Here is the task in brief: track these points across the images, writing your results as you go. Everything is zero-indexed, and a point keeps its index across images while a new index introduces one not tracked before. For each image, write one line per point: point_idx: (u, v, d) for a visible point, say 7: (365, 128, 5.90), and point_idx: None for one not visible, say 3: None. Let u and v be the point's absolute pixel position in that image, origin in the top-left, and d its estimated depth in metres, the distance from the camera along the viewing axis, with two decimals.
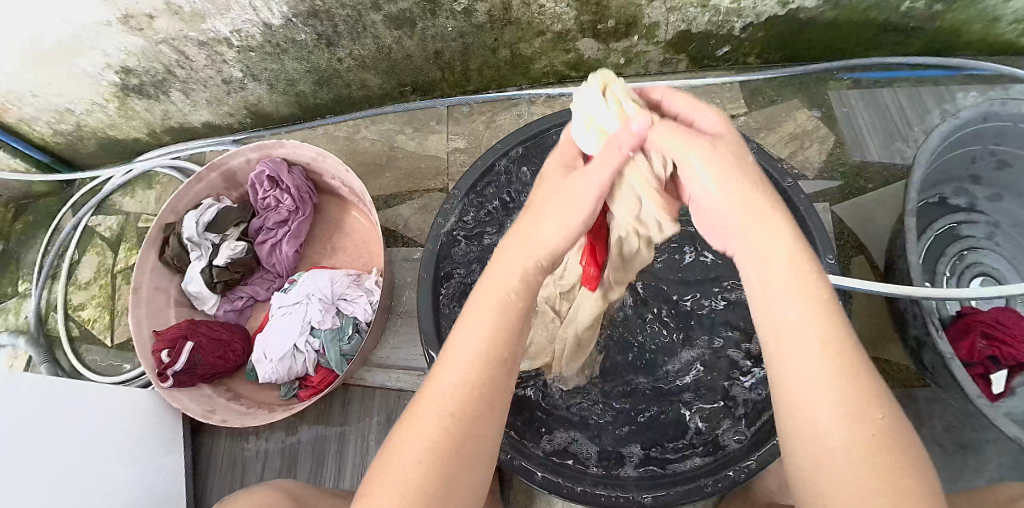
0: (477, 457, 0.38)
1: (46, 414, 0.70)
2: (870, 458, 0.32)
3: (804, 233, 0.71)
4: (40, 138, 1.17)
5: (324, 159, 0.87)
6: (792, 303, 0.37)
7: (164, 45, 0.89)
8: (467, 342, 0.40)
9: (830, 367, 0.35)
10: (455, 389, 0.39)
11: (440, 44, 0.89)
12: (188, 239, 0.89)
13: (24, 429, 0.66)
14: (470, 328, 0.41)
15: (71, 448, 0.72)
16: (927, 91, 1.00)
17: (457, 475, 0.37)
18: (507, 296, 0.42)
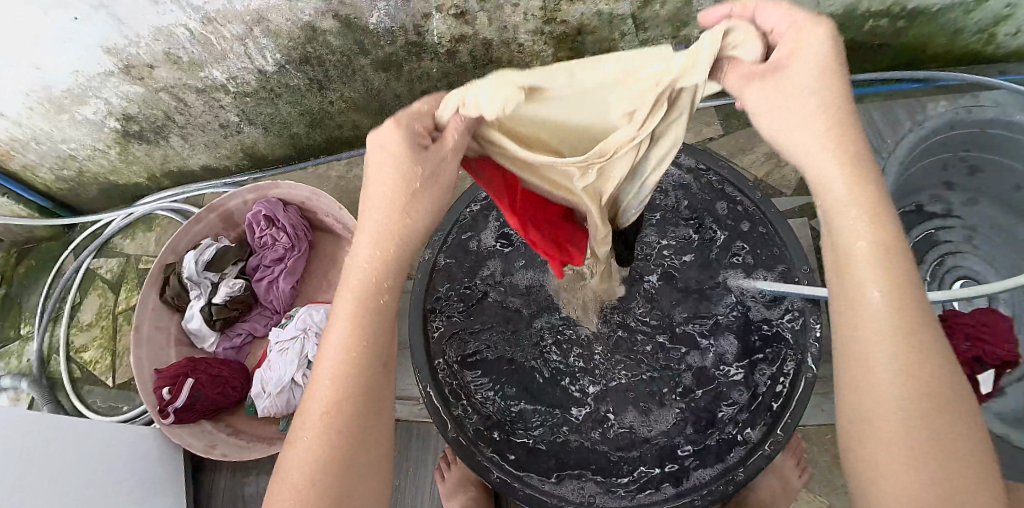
0: (377, 445, 0.41)
1: (56, 452, 0.72)
2: (923, 431, 0.32)
3: (778, 251, 0.75)
4: (44, 185, 1.21)
5: (318, 197, 0.91)
6: (874, 281, 0.34)
7: (163, 93, 0.94)
8: (338, 334, 0.41)
9: (893, 334, 0.33)
10: (329, 391, 0.39)
11: (426, 84, 0.94)
12: (188, 278, 0.92)
13: (36, 465, 0.68)
14: (339, 316, 0.41)
15: (69, 478, 0.72)
16: (898, 104, 1.04)
17: (354, 472, 0.39)
18: (374, 275, 0.42)
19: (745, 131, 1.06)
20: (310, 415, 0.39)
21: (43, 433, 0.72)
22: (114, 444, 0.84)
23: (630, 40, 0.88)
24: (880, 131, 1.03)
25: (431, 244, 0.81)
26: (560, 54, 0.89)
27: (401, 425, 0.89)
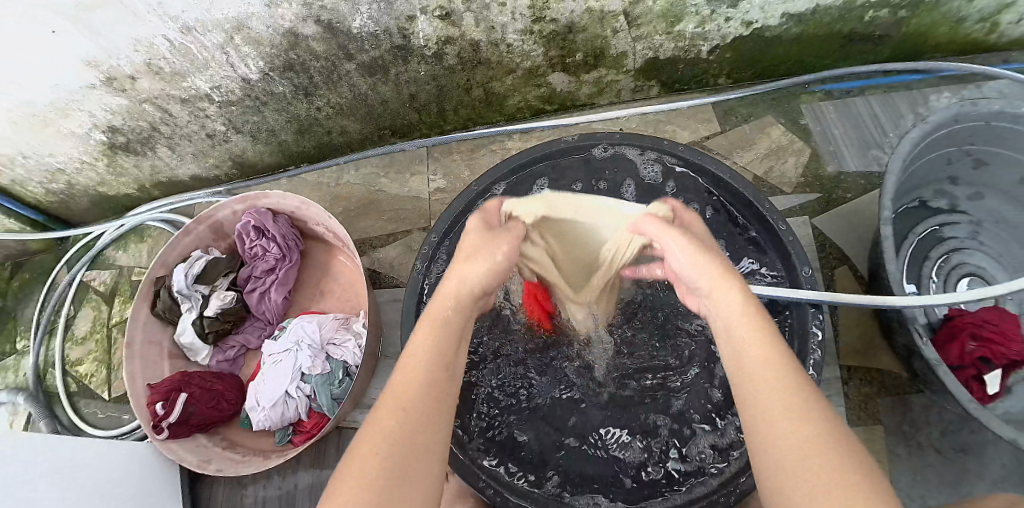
0: (425, 463, 0.37)
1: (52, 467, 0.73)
2: (839, 456, 0.33)
3: (780, 250, 0.75)
4: (34, 198, 1.20)
5: (308, 207, 0.89)
6: (757, 355, 0.42)
7: (148, 103, 0.92)
8: (417, 348, 0.45)
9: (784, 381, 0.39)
10: (416, 390, 0.41)
11: (415, 88, 0.92)
12: (178, 292, 0.91)
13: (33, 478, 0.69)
14: (423, 338, 0.46)
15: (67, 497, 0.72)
16: (900, 96, 1.01)
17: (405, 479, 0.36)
18: (446, 311, 0.49)
19: (742, 127, 1.04)
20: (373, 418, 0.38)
21: (34, 456, 0.72)
22: (108, 460, 0.83)
23: (622, 38, 0.86)
24: (881, 123, 1.01)
25: (424, 256, 0.80)
26: (550, 54, 0.87)
27: None
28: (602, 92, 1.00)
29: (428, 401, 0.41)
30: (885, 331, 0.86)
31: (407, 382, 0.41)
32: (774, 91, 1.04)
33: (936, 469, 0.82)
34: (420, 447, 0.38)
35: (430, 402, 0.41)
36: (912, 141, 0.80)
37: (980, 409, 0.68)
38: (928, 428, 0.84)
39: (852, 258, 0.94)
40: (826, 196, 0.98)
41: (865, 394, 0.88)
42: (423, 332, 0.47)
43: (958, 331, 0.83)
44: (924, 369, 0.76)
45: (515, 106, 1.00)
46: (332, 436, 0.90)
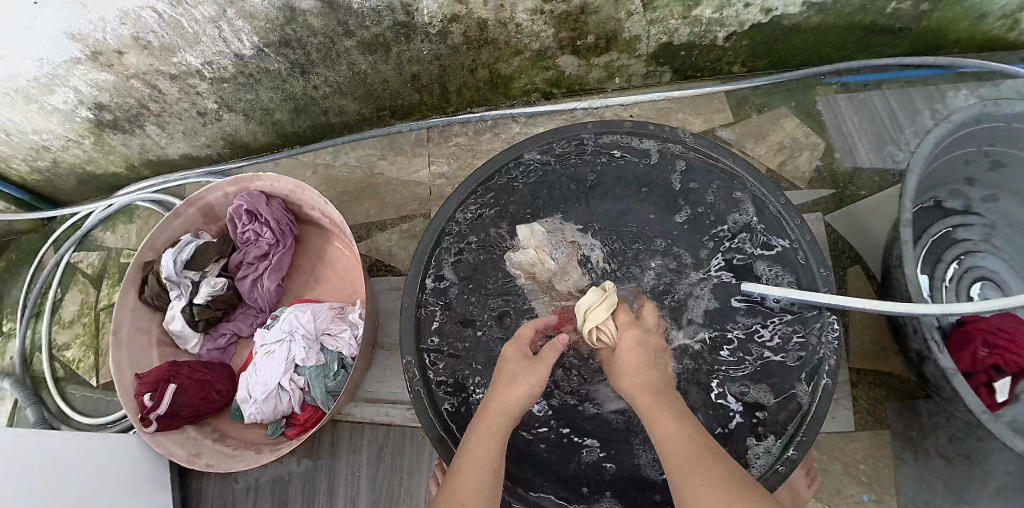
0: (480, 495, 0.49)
1: (35, 463, 0.70)
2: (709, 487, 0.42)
3: (800, 252, 0.70)
4: (18, 176, 1.15)
5: (303, 191, 0.85)
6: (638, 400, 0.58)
7: (136, 80, 0.88)
8: (476, 445, 0.56)
9: (674, 450, 0.48)
10: (476, 448, 0.56)
11: (417, 67, 0.87)
12: (167, 278, 0.86)
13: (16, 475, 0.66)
14: (477, 439, 0.57)
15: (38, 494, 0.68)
16: (917, 91, 0.97)
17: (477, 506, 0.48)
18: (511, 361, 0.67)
19: (757, 118, 0.99)
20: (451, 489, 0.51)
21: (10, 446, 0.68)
22: (87, 453, 0.79)
23: (636, 21, 0.81)
24: (897, 119, 0.97)
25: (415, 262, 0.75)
26: (560, 36, 0.82)
27: (395, 432, 0.85)
28: (612, 77, 0.95)
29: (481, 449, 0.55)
30: (895, 336, 0.83)
31: (471, 474, 0.52)
32: (790, 82, 0.99)
33: (942, 477, 0.80)
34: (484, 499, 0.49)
35: (486, 489, 0.51)
36: (935, 142, 0.76)
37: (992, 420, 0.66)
38: (935, 436, 0.81)
39: (865, 256, 0.91)
40: (841, 191, 0.95)
41: (872, 398, 0.85)
42: (479, 448, 0.55)
43: (970, 338, 0.80)
44: (934, 375, 0.73)
45: (522, 89, 0.95)
46: (325, 430, 0.88)
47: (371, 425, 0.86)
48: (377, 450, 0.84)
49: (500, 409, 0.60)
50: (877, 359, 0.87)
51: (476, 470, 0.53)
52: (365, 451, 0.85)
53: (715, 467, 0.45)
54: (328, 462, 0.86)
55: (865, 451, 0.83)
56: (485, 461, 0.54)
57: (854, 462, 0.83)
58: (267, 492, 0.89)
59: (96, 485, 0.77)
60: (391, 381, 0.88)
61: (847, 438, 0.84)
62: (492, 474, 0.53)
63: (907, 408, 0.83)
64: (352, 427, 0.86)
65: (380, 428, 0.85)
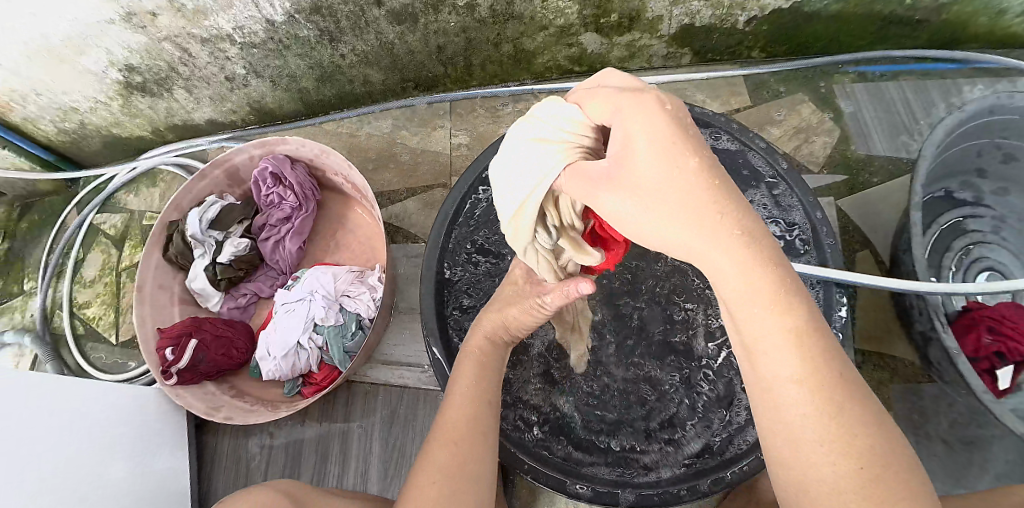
0: (467, 451, 0.52)
1: (59, 419, 0.72)
2: (845, 450, 0.31)
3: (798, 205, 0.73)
4: (46, 137, 1.18)
5: (327, 155, 0.86)
6: (785, 362, 0.32)
7: (167, 42, 0.89)
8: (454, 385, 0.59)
9: (807, 399, 0.32)
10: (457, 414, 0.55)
11: (442, 39, 0.89)
12: (192, 237, 0.89)
13: (37, 429, 0.68)
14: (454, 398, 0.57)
15: (46, 441, 0.69)
16: (933, 84, 0.98)
17: (462, 458, 0.51)
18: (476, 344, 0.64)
19: (773, 104, 1.01)
20: (455, 448, 0.52)
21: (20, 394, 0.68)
22: (105, 410, 0.80)
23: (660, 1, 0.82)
24: (912, 111, 0.98)
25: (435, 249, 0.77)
26: (585, 13, 0.83)
27: (410, 392, 0.87)
28: (634, 56, 0.97)
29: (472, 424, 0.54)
30: (903, 320, 0.84)
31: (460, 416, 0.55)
32: (805, 70, 1.00)
33: (943, 460, 0.81)
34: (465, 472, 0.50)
35: (474, 425, 0.54)
36: (946, 129, 0.77)
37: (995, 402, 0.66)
38: (937, 419, 0.83)
39: (875, 243, 0.93)
40: (853, 178, 0.96)
41: (875, 381, 0.86)
42: (469, 383, 0.59)
43: (974, 325, 0.81)
44: (939, 359, 0.74)
45: (544, 65, 0.97)
46: (341, 389, 0.90)
47: (386, 386, 0.88)
48: (389, 411, 0.87)
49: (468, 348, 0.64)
50: (881, 342, 0.88)
51: (462, 439, 0.53)
52: (379, 412, 0.87)
53: (859, 422, 0.31)
54: (342, 421, 0.89)
55: None
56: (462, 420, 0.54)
57: None
58: (282, 447, 0.91)
59: (106, 436, 0.78)
60: (407, 343, 0.90)
61: None
62: (471, 403, 0.56)
63: (911, 393, 0.85)
64: (366, 388, 0.89)
65: (393, 390, 0.88)
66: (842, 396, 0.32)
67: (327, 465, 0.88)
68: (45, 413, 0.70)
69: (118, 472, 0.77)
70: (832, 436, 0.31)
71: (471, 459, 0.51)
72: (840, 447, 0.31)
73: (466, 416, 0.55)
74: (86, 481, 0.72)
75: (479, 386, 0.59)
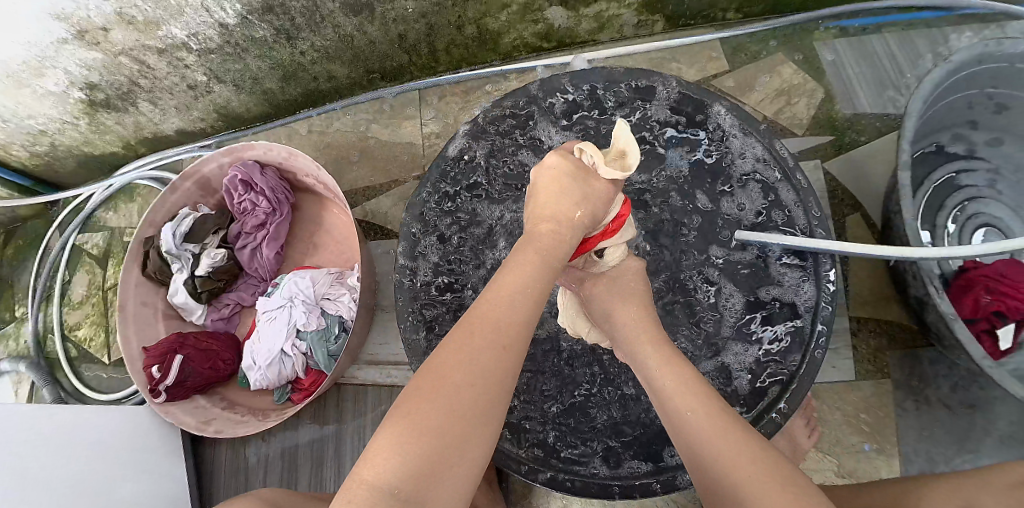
0: (491, 378, 0.40)
1: (52, 444, 0.72)
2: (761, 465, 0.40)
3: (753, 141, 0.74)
4: (19, 162, 1.16)
5: (295, 157, 0.84)
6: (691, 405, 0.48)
7: (123, 56, 0.87)
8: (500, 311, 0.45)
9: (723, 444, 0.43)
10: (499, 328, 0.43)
11: (403, 27, 0.86)
12: (167, 252, 0.88)
13: (31, 456, 0.68)
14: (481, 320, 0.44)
15: (41, 469, 0.68)
16: (919, 34, 0.94)
17: (482, 391, 0.39)
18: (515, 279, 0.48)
19: (753, 66, 0.97)
20: (471, 366, 0.40)
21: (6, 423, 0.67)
22: (96, 429, 0.80)
23: None
24: (898, 64, 0.94)
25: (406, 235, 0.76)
26: None
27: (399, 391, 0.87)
28: (604, 28, 0.94)
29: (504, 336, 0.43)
30: (895, 282, 0.82)
31: (486, 330, 0.43)
32: (785, 28, 0.97)
33: (944, 425, 0.80)
34: (479, 406, 0.39)
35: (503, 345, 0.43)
36: (934, 83, 0.73)
37: (992, 366, 0.64)
38: (937, 383, 0.81)
39: (866, 204, 0.90)
40: (839, 138, 0.93)
41: (872, 347, 0.84)
42: (507, 298, 0.46)
43: (972, 285, 0.79)
44: (935, 322, 0.72)
45: (511, 45, 0.94)
46: (330, 393, 0.89)
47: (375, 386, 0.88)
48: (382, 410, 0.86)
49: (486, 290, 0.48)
50: (876, 306, 0.86)
51: (492, 387, 0.40)
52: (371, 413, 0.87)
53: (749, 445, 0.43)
54: (336, 424, 0.88)
55: (866, 400, 0.83)
56: (474, 390, 0.39)
57: (855, 412, 0.83)
58: (278, 454, 0.91)
59: (99, 455, 0.78)
60: (391, 343, 0.89)
61: (847, 388, 0.84)
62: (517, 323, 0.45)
63: (909, 357, 0.83)
64: (356, 390, 0.88)
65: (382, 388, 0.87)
66: (715, 406, 0.47)
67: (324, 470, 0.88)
68: (38, 439, 0.70)
69: (123, 493, 0.78)
70: (738, 460, 0.41)
71: (494, 385, 0.41)
72: (732, 455, 0.42)
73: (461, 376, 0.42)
74: (90, 502, 0.72)
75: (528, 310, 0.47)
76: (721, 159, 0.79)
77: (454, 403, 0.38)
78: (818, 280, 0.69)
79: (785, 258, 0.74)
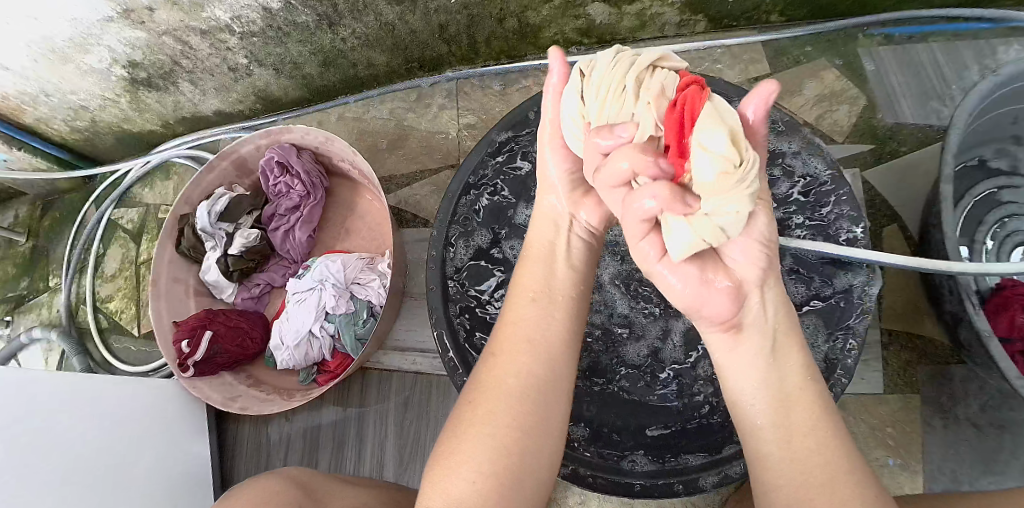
0: (532, 395, 0.48)
1: (81, 409, 0.74)
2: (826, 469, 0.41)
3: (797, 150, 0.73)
4: (60, 136, 1.19)
5: (331, 142, 0.85)
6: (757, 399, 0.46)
7: (167, 36, 0.89)
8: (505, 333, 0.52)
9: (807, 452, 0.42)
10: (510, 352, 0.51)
11: (443, 17, 0.86)
12: (202, 230, 0.90)
13: (58, 421, 0.70)
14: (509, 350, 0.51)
15: (67, 435, 0.70)
16: (965, 47, 0.92)
17: (528, 409, 0.47)
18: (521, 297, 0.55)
19: (794, 71, 0.96)
20: (509, 391, 0.48)
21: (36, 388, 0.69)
22: (123, 398, 0.82)
23: None
24: (945, 75, 0.92)
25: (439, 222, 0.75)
26: None
27: (422, 379, 0.87)
28: (644, 26, 0.93)
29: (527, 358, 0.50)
30: (932, 298, 0.80)
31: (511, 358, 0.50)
32: (830, 33, 0.95)
33: (973, 446, 0.78)
34: (528, 423, 0.47)
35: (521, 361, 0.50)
36: (982, 95, 0.72)
37: None
38: (968, 402, 0.80)
39: (904, 216, 0.88)
40: (879, 147, 0.91)
41: (902, 361, 0.83)
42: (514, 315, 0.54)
43: (1010, 304, 0.77)
44: (969, 339, 0.71)
45: (550, 39, 0.94)
46: (353, 377, 0.91)
47: (398, 372, 0.88)
48: (403, 396, 0.87)
49: (513, 334, 0.52)
50: (909, 320, 0.84)
51: (531, 402, 0.48)
52: (393, 399, 0.88)
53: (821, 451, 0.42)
54: (357, 408, 0.89)
55: (893, 415, 0.82)
56: (515, 409, 0.47)
57: (880, 426, 0.82)
58: (300, 433, 0.93)
59: (126, 423, 0.80)
60: (416, 331, 0.90)
61: (874, 402, 0.82)
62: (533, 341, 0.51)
63: (940, 374, 0.81)
64: (379, 375, 0.89)
65: (406, 374, 0.88)
66: (825, 413, 0.44)
67: (344, 452, 0.89)
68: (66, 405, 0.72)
69: (143, 462, 0.79)
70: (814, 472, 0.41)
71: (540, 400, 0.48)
72: (805, 464, 0.41)
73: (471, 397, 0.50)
74: (112, 468, 0.74)
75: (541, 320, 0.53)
76: (759, 163, 0.78)
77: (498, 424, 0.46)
78: (854, 292, 0.69)
79: (818, 269, 0.74)
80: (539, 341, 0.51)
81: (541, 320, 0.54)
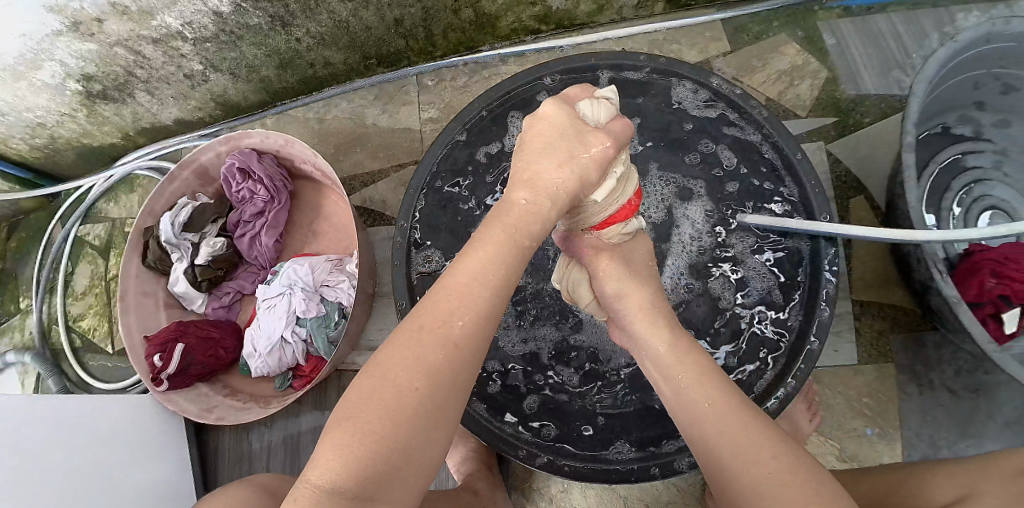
0: (448, 378, 0.36)
1: (58, 428, 0.72)
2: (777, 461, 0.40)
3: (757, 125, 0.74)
4: (19, 155, 1.16)
5: (292, 144, 0.84)
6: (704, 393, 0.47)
7: (118, 47, 0.86)
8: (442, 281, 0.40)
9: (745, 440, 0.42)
10: (449, 322, 0.38)
11: (398, 11, 0.85)
12: (166, 241, 0.88)
13: (37, 441, 0.68)
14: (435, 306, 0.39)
15: (46, 455, 0.68)
16: (924, 14, 0.92)
17: (445, 396, 0.36)
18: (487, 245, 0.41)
19: (754, 47, 0.96)
20: (415, 362, 0.36)
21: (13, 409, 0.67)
22: (100, 416, 0.80)
23: None
24: (904, 44, 0.92)
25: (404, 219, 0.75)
26: None
27: None
28: (602, 10, 0.92)
29: (462, 331, 0.38)
30: (900, 264, 0.81)
31: (435, 323, 0.38)
32: (786, 8, 0.95)
33: (948, 410, 0.79)
34: (425, 416, 0.35)
35: (451, 333, 0.38)
36: (940, 63, 0.72)
37: (997, 350, 0.63)
38: (941, 367, 0.81)
39: (870, 187, 0.89)
40: (842, 119, 0.91)
41: (875, 331, 0.84)
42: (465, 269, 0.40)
43: (978, 269, 0.77)
44: (938, 306, 0.72)
45: (509, 28, 0.93)
46: (331, 380, 0.90)
47: None
48: None
49: (445, 281, 0.40)
50: (878, 289, 0.85)
51: (444, 392, 0.36)
52: None
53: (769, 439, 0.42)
54: None
55: (869, 384, 0.82)
56: (433, 396, 0.35)
57: (857, 397, 0.82)
58: (281, 440, 0.92)
59: (104, 442, 0.78)
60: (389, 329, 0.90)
61: (849, 373, 0.83)
62: (475, 304, 0.39)
63: (913, 341, 0.82)
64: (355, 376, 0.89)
65: None
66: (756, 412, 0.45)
67: None
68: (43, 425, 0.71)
69: (127, 479, 0.78)
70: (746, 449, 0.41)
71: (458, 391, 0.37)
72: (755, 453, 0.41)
73: (442, 371, 0.36)
74: (94, 487, 0.73)
75: (490, 276, 0.40)
76: (722, 135, 0.77)
77: (382, 415, 0.34)
78: (819, 264, 0.70)
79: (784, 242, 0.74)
80: (485, 304, 0.39)
81: (498, 280, 0.41)
